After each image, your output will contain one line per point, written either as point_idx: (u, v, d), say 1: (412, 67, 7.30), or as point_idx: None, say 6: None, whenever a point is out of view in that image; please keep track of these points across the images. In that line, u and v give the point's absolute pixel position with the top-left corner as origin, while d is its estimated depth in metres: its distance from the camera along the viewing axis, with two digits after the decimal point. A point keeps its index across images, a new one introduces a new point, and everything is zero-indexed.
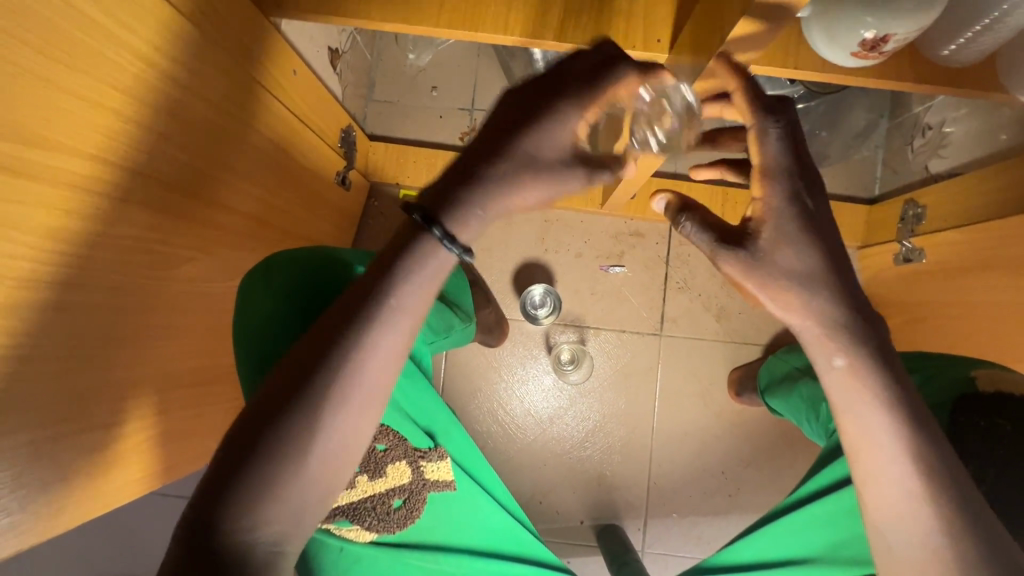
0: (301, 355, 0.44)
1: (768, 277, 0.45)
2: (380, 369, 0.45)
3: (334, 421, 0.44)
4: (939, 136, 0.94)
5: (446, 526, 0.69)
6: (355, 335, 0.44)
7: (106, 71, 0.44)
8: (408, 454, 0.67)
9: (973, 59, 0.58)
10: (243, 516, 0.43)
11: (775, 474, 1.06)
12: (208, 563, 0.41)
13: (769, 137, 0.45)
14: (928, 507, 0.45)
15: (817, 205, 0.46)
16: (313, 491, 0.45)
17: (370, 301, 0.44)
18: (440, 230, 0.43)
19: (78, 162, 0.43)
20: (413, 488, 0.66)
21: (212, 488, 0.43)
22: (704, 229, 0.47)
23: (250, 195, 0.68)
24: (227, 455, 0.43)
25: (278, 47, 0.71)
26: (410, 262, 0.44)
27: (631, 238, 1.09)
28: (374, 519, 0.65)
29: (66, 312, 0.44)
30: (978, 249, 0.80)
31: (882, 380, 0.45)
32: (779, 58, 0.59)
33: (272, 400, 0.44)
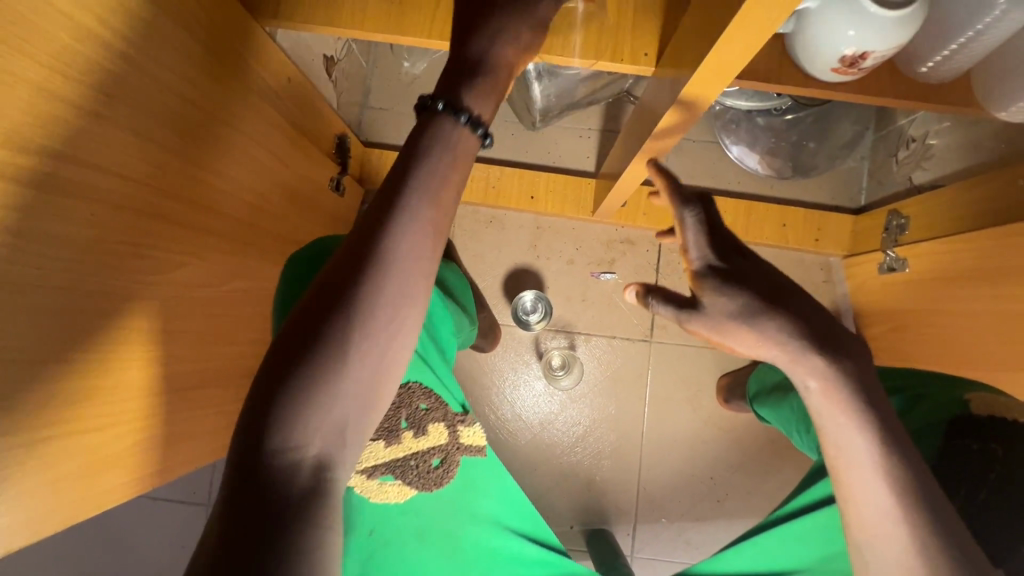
0: (338, 258, 0.41)
1: (712, 319, 0.50)
2: (420, 263, 0.42)
3: (378, 323, 0.40)
4: (923, 148, 0.97)
5: (476, 490, 0.71)
6: (391, 228, 0.41)
7: (101, 77, 0.45)
8: (447, 417, 0.71)
9: (950, 76, 0.60)
10: (291, 431, 0.38)
11: (763, 480, 1.07)
12: (257, 485, 0.36)
13: (689, 221, 0.55)
14: (903, 525, 0.44)
15: (737, 265, 0.51)
16: (361, 405, 0.40)
17: (403, 189, 0.42)
18: (446, 102, 0.43)
19: (73, 167, 0.44)
20: (449, 448, 0.69)
21: (256, 404, 0.38)
22: (666, 302, 0.53)
23: (244, 199, 0.69)
24: (271, 367, 0.39)
25: (272, 55, 0.73)
26: (436, 142, 0.43)
27: (622, 245, 1.10)
28: (415, 476, 0.68)
29: (57, 315, 0.45)
30: (960, 259, 0.81)
31: (857, 401, 0.47)
32: (762, 74, 0.59)
33: (313, 307, 0.40)
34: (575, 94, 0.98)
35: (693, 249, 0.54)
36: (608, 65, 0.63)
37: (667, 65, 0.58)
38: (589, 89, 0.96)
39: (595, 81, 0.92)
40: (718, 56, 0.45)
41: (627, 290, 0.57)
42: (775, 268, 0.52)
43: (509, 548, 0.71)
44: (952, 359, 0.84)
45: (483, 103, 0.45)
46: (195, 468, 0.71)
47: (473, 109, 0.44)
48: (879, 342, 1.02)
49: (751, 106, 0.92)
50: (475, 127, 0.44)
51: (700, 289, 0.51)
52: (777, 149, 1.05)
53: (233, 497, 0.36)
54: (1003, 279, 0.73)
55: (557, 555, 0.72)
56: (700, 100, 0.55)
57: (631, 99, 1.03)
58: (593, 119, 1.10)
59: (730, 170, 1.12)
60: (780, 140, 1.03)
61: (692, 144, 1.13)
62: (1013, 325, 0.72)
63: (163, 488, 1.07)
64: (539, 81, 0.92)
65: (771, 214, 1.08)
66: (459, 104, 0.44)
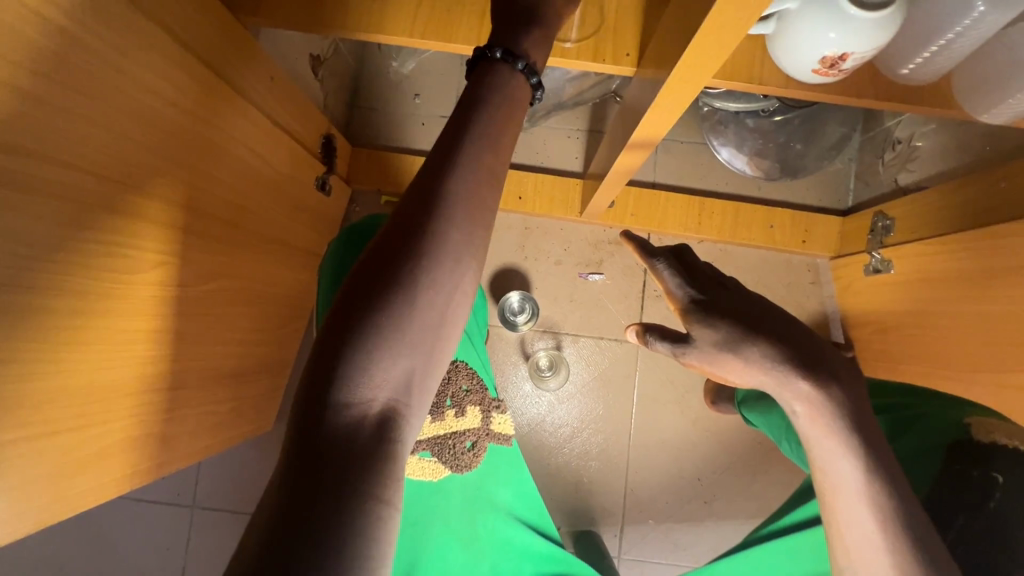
0: (402, 206, 0.41)
1: (703, 352, 0.49)
2: (483, 212, 0.41)
3: (442, 272, 0.39)
4: (908, 150, 0.98)
5: (498, 477, 0.79)
6: (455, 175, 0.40)
7: (75, 74, 0.45)
8: (484, 402, 0.82)
9: (930, 78, 0.60)
10: (359, 379, 0.37)
11: (750, 482, 1.07)
12: (326, 433, 0.36)
13: (662, 271, 0.53)
14: (889, 552, 0.44)
15: (718, 296, 0.51)
16: (424, 356, 0.39)
17: (467, 137, 0.41)
18: (504, 50, 0.44)
19: (43, 166, 0.43)
20: (481, 432, 0.80)
21: (323, 354, 0.37)
22: (663, 339, 0.52)
23: (225, 199, 0.69)
24: (337, 317, 0.38)
25: (253, 54, 0.72)
26: (496, 92, 0.43)
27: (611, 246, 1.10)
28: (450, 455, 0.77)
29: (30, 315, 0.45)
30: (944, 261, 0.82)
31: (845, 428, 0.46)
32: (743, 74, 0.59)
33: (377, 255, 0.39)
34: (563, 93, 1.00)
35: (675, 289, 0.53)
36: (572, 64, 0.62)
37: (648, 65, 0.58)
38: (576, 89, 0.99)
39: (584, 79, 0.96)
40: (697, 53, 0.45)
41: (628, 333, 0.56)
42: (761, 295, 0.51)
43: (521, 539, 0.78)
44: (936, 362, 0.84)
45: (539, 53, 0.46)
46: (174, 469, 0.71)
47: (529, 57, 0.45)
48: (865, 344, 1.03)
49: (738, 107, 0.92)
50: (530, 76, 0.45)
51: (688, 324, 0.50)
52: (765, 150, 1.05)
53: (299, 446, 0.36)
54: (987, 281, 0.74)
55: (564, 551, 0.78)
56: (680, 98, 0.55)
57: (617, 99, 1.04)
58: (580, 120, 1.10)
59: (717, 172, 1.12)
60: (768, 141, 1.03)
61: (680, 144, 1.13)
62: (996, 327, 0.72)
63: (146, 489, 1.06)
64: None
65: (758, 216, 1.08)
66: (517, 53, 0.44)
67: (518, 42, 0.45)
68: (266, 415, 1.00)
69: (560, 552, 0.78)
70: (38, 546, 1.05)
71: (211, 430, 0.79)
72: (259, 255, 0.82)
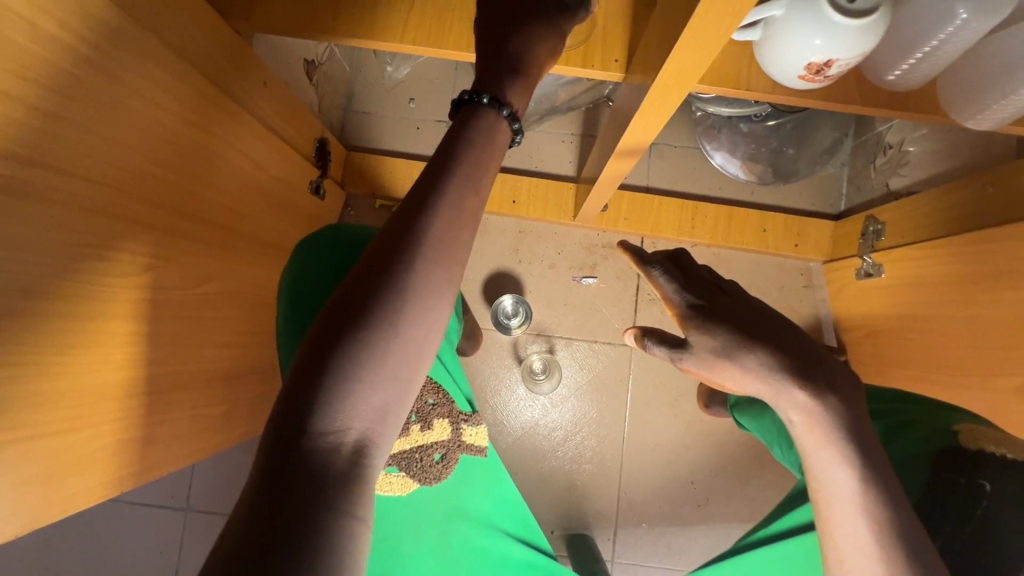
0: (385, 236, 0.41)
1: (699, 357, 0.50)
2: (465, 247, 0.42)
3: (421, 303, 0.40)
4: (900, 155, 0.99)
5: (471, 487, 0.78)
6: (438, 209, 0.41)
7: (64, 78, 0.45)
8: (451, 414, 0.77)
9: (916, 85, 0.60)
10: (333, 408, 0.37)
11: (743, 485, 1.07)
12: (298, 461, 0.36)
13: (659, 278, 0.54)
14: (881, 563, 0.44)
15: (715, 302, 0.51)
16: (401, 386, 0.40)
17: (453, 173, 0.42)
18: (490, 96, 0.46)
19: (30, 170, 0.43)
20: (450, 445, 0.76)
21: (299, 383, 0.37)
22: (660, 343, 0.53)
23: (217, 203, 0.69)
24: (315, 347, 0.38)
25: (247, 61, 0.73)
26: (481, 133, 0.44)
27: (604, 250, 1.11)
28: (419, 469, 0.75)
29: (22, 319, 0.45)
30: (934, 264, 0.82)
31: (840, 435, 0.46)
32: (729, 81, 0.60)
33: (359, 283, 0.40)
34: (556, 98, 1.05)
35: (672, 295, 0.53)
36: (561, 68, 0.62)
37: (636, 71, 0.58)
38: (569, 93, 1.04)
39: (575, 85, 1.02)
40: (680, 58, 0.46)
41: (625, 335, 0.57)
42: (757, 302, 0.52)
43: (497, 548, 0.78)
44: (927, 365, 0.84)
45: (518, 99, 0.48)
46: (165, 472, 0.71)
47: (513, 104, 0.47)
48: (857, 347, 1.03)
49: (730, 112, 0.94)
50: (512, 123, 0.47)
51: (686, 330, 0.51)
52: (757, 155, 1.06)
53: (270, 474, 0.35)
54: (978, 284, 0.74)
55: (543, 558, 0.78)
56: (665, 104, 0.55)
57: (610, 104, 1.04)
58: (573, 124, 1.11)
59: (710, 176, 1.12)
60: (760, 146, 1.05)
61: (672, 148, 1.13)
62: (985, 330, 0.72)
63: (138, 492, 1.06)
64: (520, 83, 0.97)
65: (751, 219, 1.08)
66: (502, 99, 0.46)
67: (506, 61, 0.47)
68: (259, 418, 1.00)
69: (538, 560, 0.78)
70: (31, 548, 1.05)
71: (201, 432, 0.79)
72: (251, 257, 0.82)
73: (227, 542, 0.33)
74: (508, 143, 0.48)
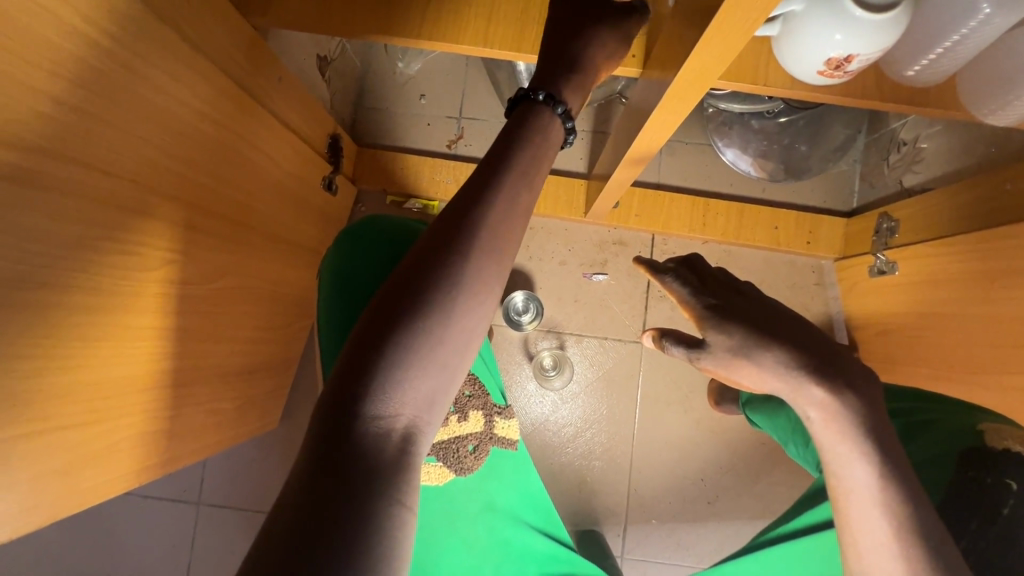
0: (438, 227, 0.42)
1: (718, 357, 0.49)
2: (514, 243, 0.43)
3: (469, 297, 0.40)
4: (914, 152, 0.98)
5: (498, 479, 0.79)
6: (489, 204, 0.42)
7: (91, 75, 0.45)
8: (486, 407, 0.82)
9: (935, 80, 0.60)
10: (383, 396, 0.38)
11: (753, 483, 1.07)
12: (349, 445, 0.37)
13: (672, 284, 0.54)
14: (899, 557, 0.45)
15: (729, 302, 0.51)
16: (447, 376, 0.41)
17: (508, 169, 0.43)
18: (546, 94, 0.47)
19: (57, 165, 0.44)
20: (483, 436, 0.80)
21: (350, 370, 0.38)
22: (676, 344, 0.53)
23: (235, 198, 0.70)
24: (365, 335, 0.39)
25: (264, 57, 0.74)
26: (537, 133, 0.46)
27: (614, 246, 1.11)
28: (454, 459, 0.78)
29: (40, 311, 0.45)
30: (949, 261, 0.81)
31: (857, 430, 0.46)
32: (748, 78, 0.60)
33: (410, 274, 0.40)
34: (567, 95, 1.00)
35: (687, 298, 0.53)
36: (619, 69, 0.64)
37: (654, 68, 0.58)
38: None
39: None
40: (703, 58, 0.46)
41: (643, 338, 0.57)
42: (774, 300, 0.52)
43: (520, 539, 0.78)
44: (940, 362, 0.83)
45: (572, 99, 0.49)
46: (182, 465, 0.72)
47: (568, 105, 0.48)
48: (869, 345, 1.03)
49: (743, 108, 0.94)
50: (567, 121, 0.48)
51: (702, 330, 0.50)
52: (770, 152, 1.05)
53: (324, 454, 0.37)
54: (994, 282, 0.73)
55: (566, 551, 0.78)
56: (683, 102, 0.55)
57: (622, 101, 1.04)
58: (584, 120, 1.10)
59: (721, 173, 1.12)
60: (772, 143, 1.04)
61: (684, 145, 1.13)
62: (997, 327, 0.72)
63: (152, 486, 1.07)
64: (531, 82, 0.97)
65: (763, 217, 1.08)
66: (557, 98, 0.48)
67: (548, 71, 0.49)
68: (271, 413, 1.01)
69: (559, 552, 0.78)
70: (47, 542, 1.07)
71: (216, 427, 0.79)
72: (267, 253, 0.82)
73: (282, 519, 0.34)
74: (560, 141, 0.49)
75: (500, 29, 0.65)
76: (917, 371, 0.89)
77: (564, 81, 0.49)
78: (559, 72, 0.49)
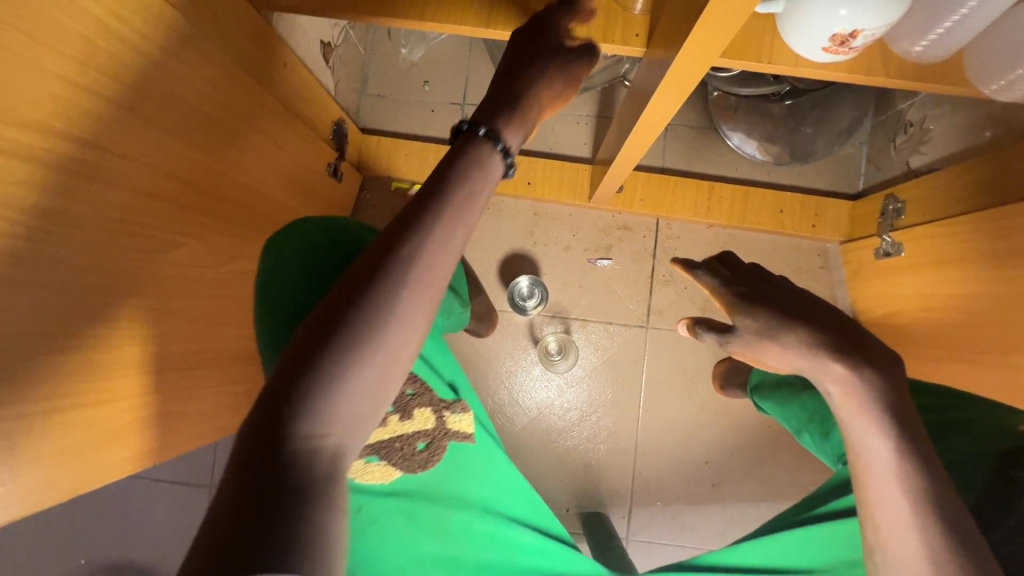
0: (370, 252, 0.42)
1: (744, 339, 0.53)
2: (447, 265, 0.43)
3: (397, 318, 0.40)
4: (921, 133, 0.97)
5: (464, 474, 0.71)
6: (420, 228, 0.42)
7: (99, 56, 0.46)
8: (433, 403, 0.71)
9: (942, 56, 0.60)
10: (305, 418, 0.37)
11: (758, 464, 1.08)
12: (265, 471, 0.35)
13: (704, 276, 0.59)
14: (916, 529, 0.44)
15: (756, 290, 0.54)
16: (374, 398, 0.40)
17: (447, 190, 0.44)
18: (487, 129, 0.47)
19: (70, 146, 0.44)
20: (435, 434, 0.70)
21: (274, 393, 0.38)
22: (706, 330, 0.58)
23: (243, 183, 0.70)
24: (292, 357, 0.39)
25: (269, 43, 0.74)
26: (475, 160, 0.46)
27: (619, 231, 1.11)
28: (400, 457, 0.69)
29: (54, 291, 0.46)
30: (957, 240, 0.81)
31: (882, 408, 0.47)
32: (752, 55, 0.59)
33: (340, 297, 0.40)
34: None
35: (718, 287, 0.57)
36: (620, 49, 0.63)
37: (657, 46, 0.58)
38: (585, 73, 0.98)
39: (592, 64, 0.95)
40: (702, 34, 0.46)
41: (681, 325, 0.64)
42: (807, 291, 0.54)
43: (499, 534, 0.70)
44: (947, 342, 0.83)
45: (513, 136, 0.49)
46: (193, 445, 0.73)
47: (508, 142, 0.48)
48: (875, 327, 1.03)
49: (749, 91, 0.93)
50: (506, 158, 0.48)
51: (730, 315, 0.55)
52: (775, 135, 1.04)
53: (244, 474, 0.35)
54: (1000, 261, 0.73)
55: (554, 543, 0.70)
56: (687, 82, 0.55)
57: (625, 84, 1.04)
58: (588, 106, 1.10)
59: (727, 157, 1.12)
60: (778, 126, 1.03)
61: (688, 129, 1.13)
62: (1003, 305, 0.72)
63: (165, 468, 1.10)
64: None
65: (768, 200, 1.08)
66: (499, 134, 0.48)
67: (495, 107, 0.49)
68: None
69: (546, 545, 0.70)
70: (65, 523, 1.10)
71: (227, 410, 0.81)
72: None
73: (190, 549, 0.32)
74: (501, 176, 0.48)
75: (505, 10, 0.64)
76: (924, 350, 0.89)
77: (506, 115, 0.49)
78: (502, 108, 0.49)
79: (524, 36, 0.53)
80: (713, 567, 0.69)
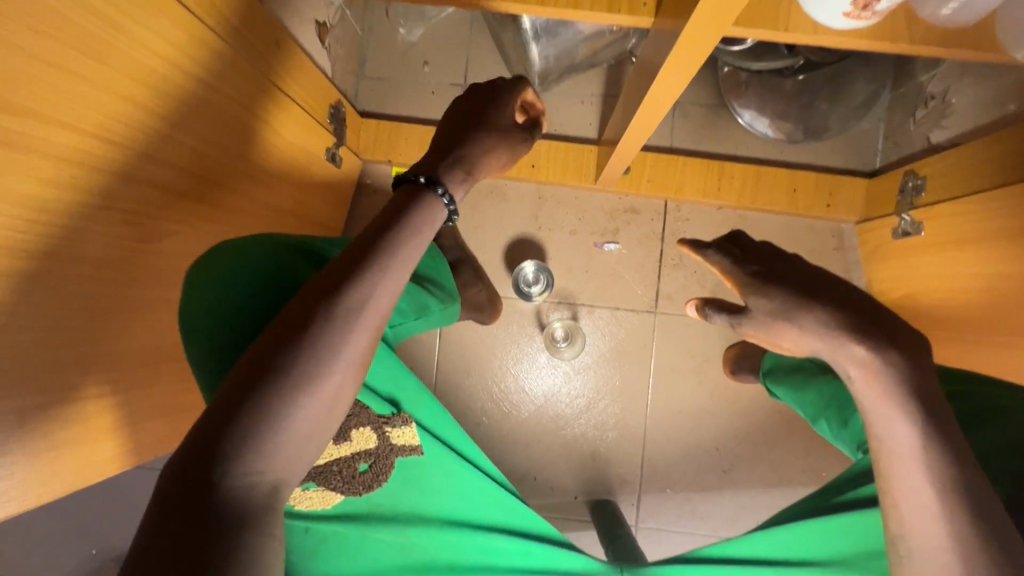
0: (310, 296, 0.46)
1: (758, 320, 0.53)
2: (383, 311, 0.47)
3: (334, 359, 0.44)
4: (942, 107, 0.92)
5: (421, 487, 0.66)
6: (359, 277, 0.46)
7: (82, 35, 0.43)
8: (372, 420, 0.64)
9: (971, 19, 0.56)
10: (243, 455, 0.39)
11: (770, 450, 1.06)
12: (198, 508, 0.37)
13: (718, 259, 0.57)
14: (943, 520, 0.42)
15: (771, 270, 0.53)
16: (311, 434, 0.43)
17: (388, 245, 0.49)
18: (430, 178, 0.54)
19: (52, 131, 0.42)
20: (380, 452, 0.63)
21: (210, 430, 0.39)
22: (719, 312, 0.57)
23: (237, 169, 0.68)
24: (230, 395, 0.40)
25: (267, 24, 0.71)
26: (417, 216, 0.52)
27: (626, 215, 1.08)
28: (340, 481, 0.62)
29: (45, 284, 0.44)
30: (983, 218, 0.77)
31: (902, 393, 0.45)
32: (768, 23, 0.56)
33: (277, 339, 0.43)
34: (576, 55, 0.95)
35: (730, 269, 0.56)
36: (623, 20, 0.60)
37: (667, 16, 0.54)
38: (590, 49, 0.94)
39: (598, 38, 0.92)
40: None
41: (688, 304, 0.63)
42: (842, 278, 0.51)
43: (471, 545, 0.65)
44: (970, 324, 0.81)
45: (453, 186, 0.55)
46: None
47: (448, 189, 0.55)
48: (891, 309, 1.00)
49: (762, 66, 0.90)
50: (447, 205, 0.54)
51: (744, 294, 0.53)
52: (786, 112, 1.00)
53: (178, 510, 0.37)
54: None
55: (531, 545, 0.67)
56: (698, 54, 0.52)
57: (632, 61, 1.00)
58: (595, 85, 1.07)
59: (739, 135, 1.08)
60: (790, 102, 0.99)
61: (697, 107, 1.09)
62: None
63: None
64: (538, 41, 0.89)
65: (781, 179, 1.04)
66: (441, 184, 0.54)
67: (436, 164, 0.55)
68: None
69: (522, 547, 0.66)
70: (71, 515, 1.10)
71: None
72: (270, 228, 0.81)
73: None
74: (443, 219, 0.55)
75: None
76: (945, 332, 0.86)
77: (446, 170, 0.55)
78: (442, 163, 0.55)
79: (467, 101, 0.60)
80: (711, 559, 0.68)
